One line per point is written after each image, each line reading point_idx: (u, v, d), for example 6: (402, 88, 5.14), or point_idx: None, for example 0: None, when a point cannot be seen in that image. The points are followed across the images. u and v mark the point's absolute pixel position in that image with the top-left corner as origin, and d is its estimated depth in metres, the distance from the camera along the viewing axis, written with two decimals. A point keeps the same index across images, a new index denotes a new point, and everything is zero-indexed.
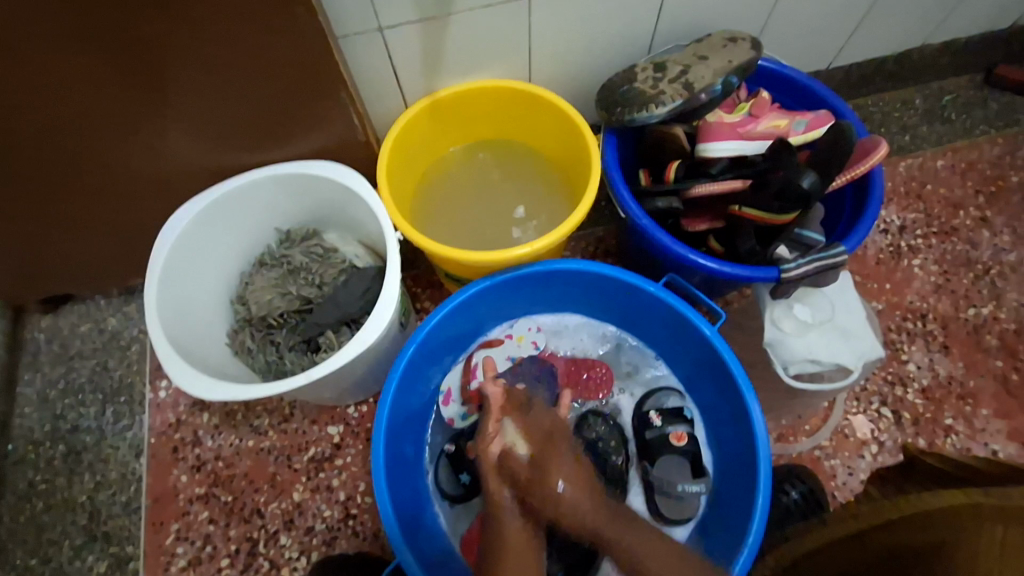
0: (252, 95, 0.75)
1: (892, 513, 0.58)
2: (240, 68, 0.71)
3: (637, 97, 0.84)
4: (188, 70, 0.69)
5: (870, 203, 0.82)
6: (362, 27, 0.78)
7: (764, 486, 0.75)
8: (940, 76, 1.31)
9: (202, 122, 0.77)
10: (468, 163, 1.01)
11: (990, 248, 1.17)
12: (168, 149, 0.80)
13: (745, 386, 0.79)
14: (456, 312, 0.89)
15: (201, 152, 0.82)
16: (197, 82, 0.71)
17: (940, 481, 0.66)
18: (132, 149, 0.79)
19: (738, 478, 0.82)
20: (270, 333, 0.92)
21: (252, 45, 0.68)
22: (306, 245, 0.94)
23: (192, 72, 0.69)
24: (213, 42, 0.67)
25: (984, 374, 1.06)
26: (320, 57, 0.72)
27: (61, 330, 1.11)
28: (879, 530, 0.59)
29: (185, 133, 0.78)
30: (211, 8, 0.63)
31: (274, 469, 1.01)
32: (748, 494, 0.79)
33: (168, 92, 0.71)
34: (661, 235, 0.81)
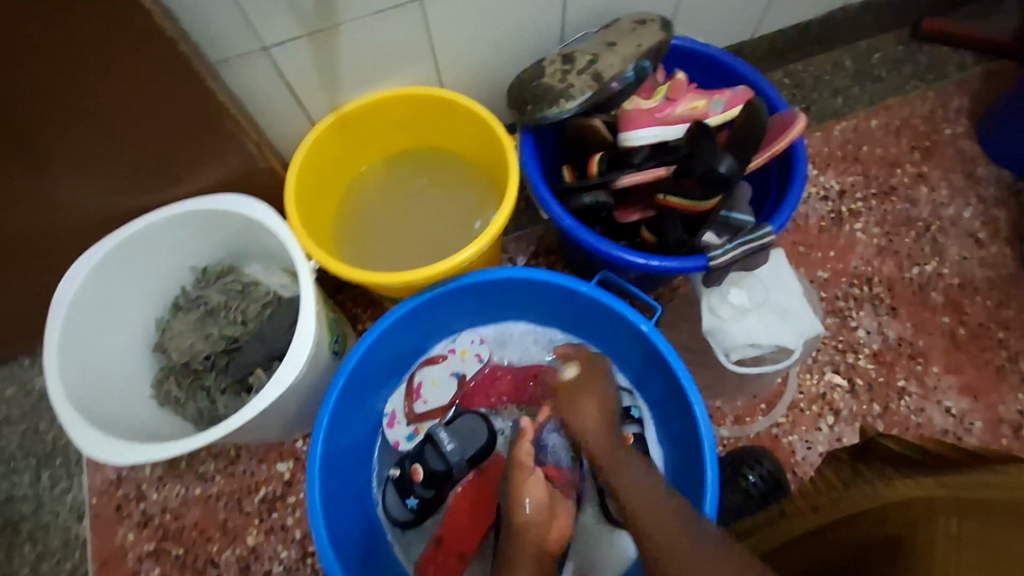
0: (134, 136, 0.70)
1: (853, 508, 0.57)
2: (114, 109, 0.66)
3: (547, 93, 0.80)
4: (55, 117, 0.64)
5: (795, 178, 0.80)
6: (241, 49, 0.73)
7: (712, 483, 0.73)
8: (867, 35, 1.30)
9: (85, 170, 0.72)
10: (390, 177, 0.96)
11: (929, 204, 1.17)
12: (56, 202, 0.74)
13: (688, 383, 0.77)
14: (387, 335, 0.85)
15: (89, 204, 0.77)
16: (70, 129, 0.66)
17: (891, 463, 0.66)
18: (12, 206, 0.73)
19: (687, 473, 0.81)
20: (197, 378, 0.88)
21: (123, 82, 0.63)
22: (224, 281, 0.89)
23: (60, 119, 0.64)
24: (76, 85, 0.61)
25: (932, 332, 1.07)
26: (195, 87, 0.67)
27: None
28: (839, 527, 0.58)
29: (67, 187, 0.73)
30: (65, 48, 0.58)
31: (224, 515, 0.97)
32: (695, 493, 0.78)
33: (39, 143, 0.66)
34: (584, 235, 0.78)
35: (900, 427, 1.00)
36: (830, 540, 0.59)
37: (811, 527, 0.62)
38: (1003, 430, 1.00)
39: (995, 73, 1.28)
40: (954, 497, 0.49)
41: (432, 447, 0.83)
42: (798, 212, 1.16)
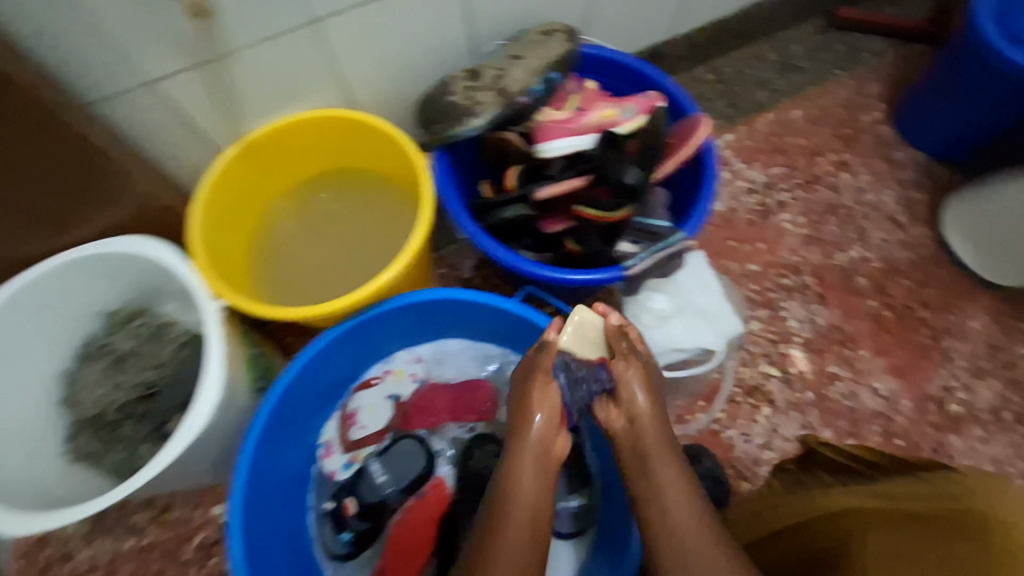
0: (11, 186, 0.66)
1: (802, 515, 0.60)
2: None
3: (452, 111, 0.79)
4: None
5: (705, 179, 0.81)
6: (120, 85, 0.69)
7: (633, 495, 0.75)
8: (785, 26, 1.32)
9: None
10: (310, 202, 0.94)
11: (851, 191, 1.20)
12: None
13: None
14: (310, 368, 0.82)
15: None
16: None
17: (835, 472, 0.67)
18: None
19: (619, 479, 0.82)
20: (113, 430, 0.84)
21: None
22: (134, 325, 0.85)
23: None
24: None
25: (860, 316, 1.10)
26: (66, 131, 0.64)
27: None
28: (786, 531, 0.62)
29: None
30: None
31: (159, 566, 0.93)
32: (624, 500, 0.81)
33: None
34: (499, 252, 0.78)
35: (835, 412, 1.03)
36: (784, 548, 0.61)
37: (766, 531, 0.65)
38: (930, 407, 1.04)
39: (909, 58, 1.32)
40: (889, 512, 0.51)
41: (364, 478, 0.83)
42: (726, 206, 1.18)
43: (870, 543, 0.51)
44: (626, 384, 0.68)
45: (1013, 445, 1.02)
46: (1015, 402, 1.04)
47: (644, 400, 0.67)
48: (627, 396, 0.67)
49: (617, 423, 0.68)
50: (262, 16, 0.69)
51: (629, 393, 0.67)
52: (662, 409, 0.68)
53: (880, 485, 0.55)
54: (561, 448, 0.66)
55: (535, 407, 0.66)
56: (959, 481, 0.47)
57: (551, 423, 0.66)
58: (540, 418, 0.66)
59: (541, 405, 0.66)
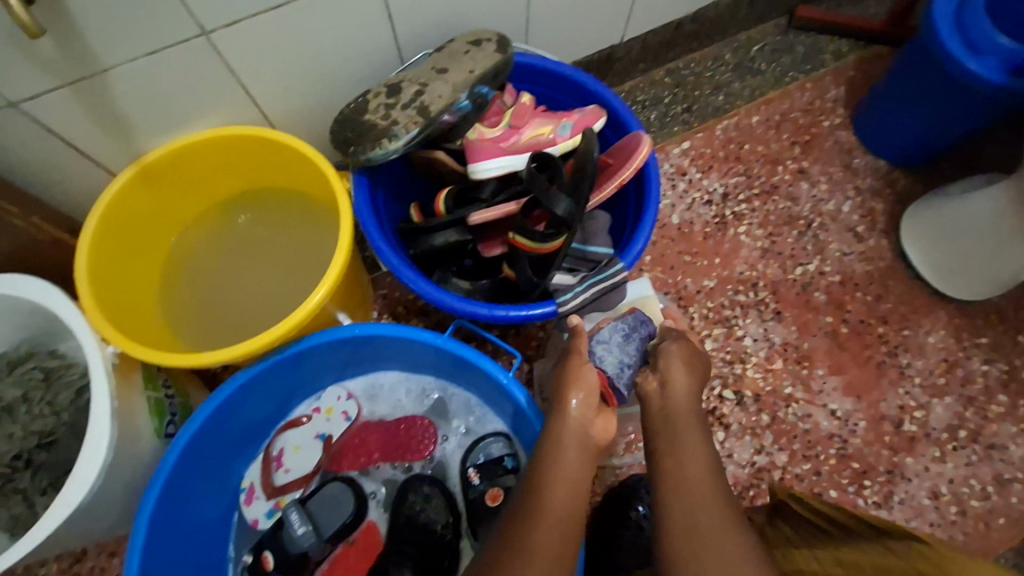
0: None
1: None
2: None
3: (369, 130, 0.71)
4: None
5: (648, 197, 0.75)
6: None
7: None
8: (745, 27, 1.27)
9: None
10: (226, 225, 0.87)
11: (810, 201, 1.16)
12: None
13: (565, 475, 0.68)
14: (222, 413, 0.75)
15: None
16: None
17: (807, 530, 0.68)
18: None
19: None
20: (8, 483, 0.76)
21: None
22: (24, 369, 0.77)
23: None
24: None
25: (816, 333, 1.06)
26: None
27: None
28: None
29: None
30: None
31: None
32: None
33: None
34: (423, 285, 0.71)
35: (789, 434, 1.00)
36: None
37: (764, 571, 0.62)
38: (886, 427, 1.01)
39: (870, 61, 1.28)
40: None
41: (283, 529, 0.77)
42: (682, 218, 1.13)
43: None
44: (668, 354, 0.66)
45: (967, 464, 1.00)
46: (971, 420, 1.02)
47: (682, 374, 0.64)
48: (665, 364, 0.65)
49: (651, 388, 0.64)
50: (136, 27, 0.62)
51: (668, 361, 0.65)
52: (699, 393, 0.64)
53: (844, 553, 0.56)
54: (602, 430, 0.62)
55: (571, 389, 0.63)
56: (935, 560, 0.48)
57: (590, 405, 0.62)
58: (577, 399, 0.62)
59: (578, 387, 0.63)
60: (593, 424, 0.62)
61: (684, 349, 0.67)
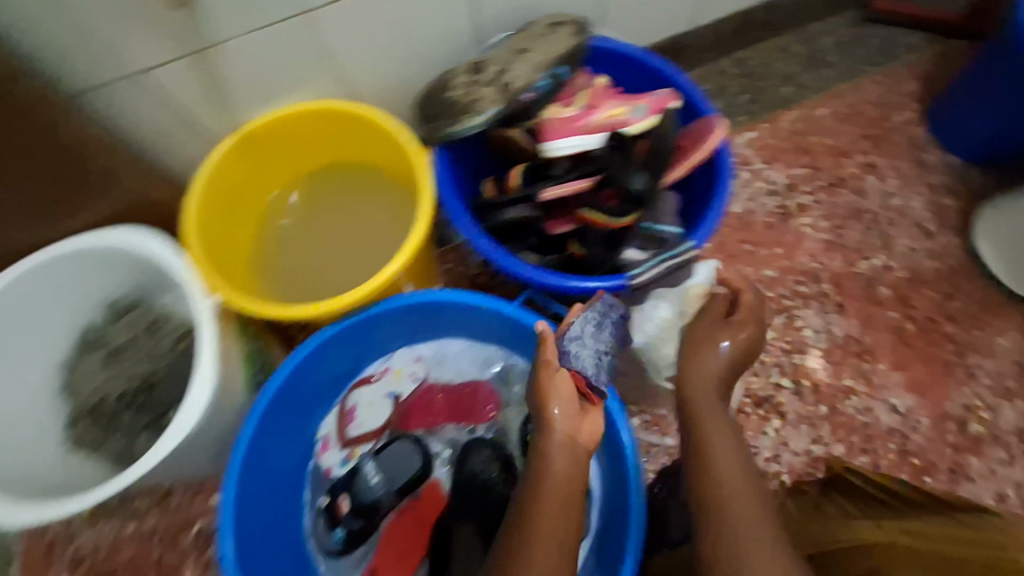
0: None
1: (832, 543, 0.60)
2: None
3: (453, 106, 0.75)
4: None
5: (716, 195, 0.76)
6: (96, 79, 0.67)
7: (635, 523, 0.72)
8: (815, 19, 1.26)
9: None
10: (308, 194, 0.92)
11: (878, 195, 1.14)
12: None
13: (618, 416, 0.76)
14: (304, 366, 0.81)
15: None
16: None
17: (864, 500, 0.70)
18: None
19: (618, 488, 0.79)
20: (112, 419, 0.84)
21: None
22: (131, 317, 0.84)
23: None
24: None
25: (880, 328, 1.05)
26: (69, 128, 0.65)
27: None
28: (825, 550, 0.61)
29: None
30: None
31: (158, 552, 0.94)
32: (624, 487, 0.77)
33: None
34: (498, 256, 0.76)
35: (847, 427, 0.99)
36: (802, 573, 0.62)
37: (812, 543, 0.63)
38: (950, 426, 0.99)
39: (949, 55, 1.24)
40: (928, 551, 0.52)
41: (356, 480, 0.83)
42: (745, 208, 1.13)
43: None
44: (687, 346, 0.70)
45: None
46: None
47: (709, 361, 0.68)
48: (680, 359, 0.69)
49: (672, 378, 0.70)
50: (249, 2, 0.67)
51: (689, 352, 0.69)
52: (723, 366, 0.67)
53: (906, 523, 0.57)
54: (590, 433, 0.63)
55: (550, 400, 0.64)
56: (1003, 530, 0.49)
57: (570, 412, 0.63)
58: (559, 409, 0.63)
59: (555, 397, 0.64)
60: (579, 428, 0.63)
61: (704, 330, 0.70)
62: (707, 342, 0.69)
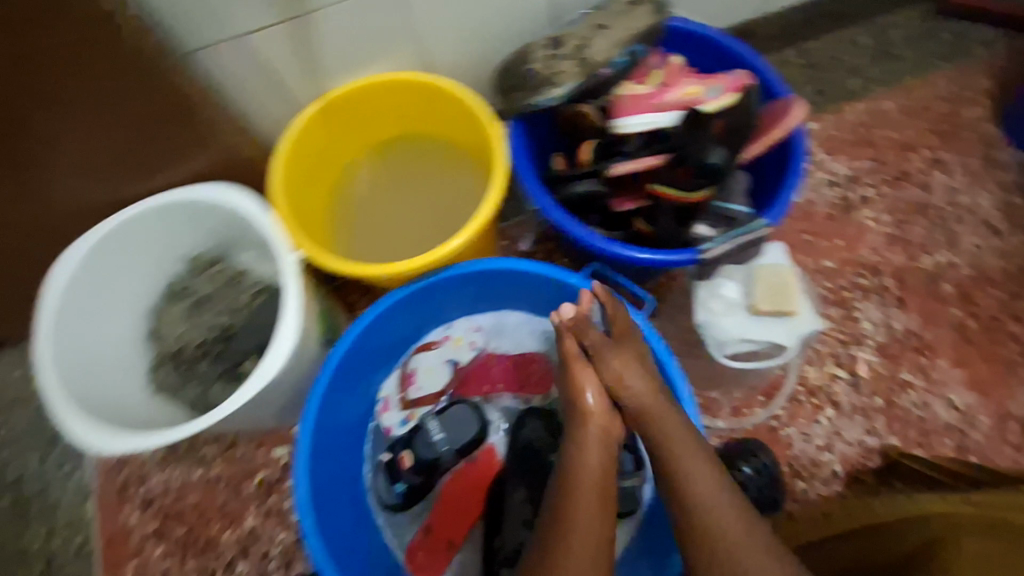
0: (102, 130, 0.68)
1: (887, 517, 0.67)
2: (77, 104, 0.64)
3: (533, 79, 0.77)
4: (26, 121, 0.62)
5: (791, 171, 0.77)
6: (204, 40, 0.71)
7: None
8: (884, 11, 1.24)
9: (63, 172, 0.71)
10: (380, 164, 0.96)
11: (944, 191, 1.12)
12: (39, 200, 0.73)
13: (682, 392, 0.77)
14: (376, 325, 0.84)
15: (92, 192, 0.76)
16: (34, 132, 0.64)
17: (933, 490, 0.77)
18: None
19: None
20: (191, 366, 0.88)
21: (84, 81, 0.62)
22: (214, 270, 0.89)
23: (30, 121, 0.62)
24: (24, 86, 0.59)
25: (941, 325, 1.03)
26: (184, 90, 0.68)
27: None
28: (880, 525, 0.67)
29: (74, 184, 0.73)
30: (9, 47, 0.55)
31: (222, 498, 0.98)
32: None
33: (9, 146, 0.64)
34: (571, 227, 0.78)
35: (904, 421, 0.98)
36: (832, 555, 0.70)
37: (867, 521, 0.69)
38: (1011, 427, 0.97)
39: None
40: (977, 518, 0.59)
41: (419, 436, 0.85)
42: (805, 198, 1.12)
43: (962, 552, 0.57)
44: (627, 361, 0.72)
45: None
46: None
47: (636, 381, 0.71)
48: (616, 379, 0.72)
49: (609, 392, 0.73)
50: None
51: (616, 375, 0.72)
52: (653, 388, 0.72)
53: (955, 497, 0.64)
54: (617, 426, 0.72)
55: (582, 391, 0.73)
56: None
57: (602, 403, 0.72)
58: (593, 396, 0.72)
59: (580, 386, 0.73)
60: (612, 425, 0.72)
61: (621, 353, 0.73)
62: (630, 356, 0.73)
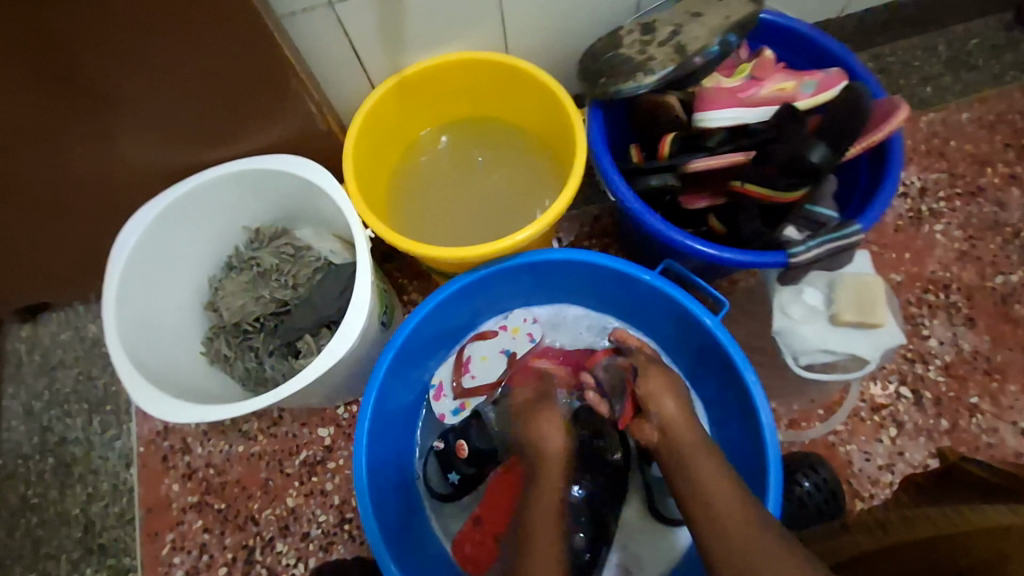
0: (184, 87, 0.66)
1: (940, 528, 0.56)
2: (167, 57, 0.62)
3: (623, 65, 0.75)
4: (108, 63, 0.60)
5: (885, 181, 0.74)
6: (303, 4, 0.69)
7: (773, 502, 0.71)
8: (966, 18, 1.18)
9: (135, 122, 0.69)
10: (447, 146, 0.93)
11: (1021, 209, 1.07)
12: (107, 146, 0.71)
13: (759, 398, 0.75)
14: (439, 309, 0.82)
15: (161, 153, 0.75)
16: (115, 74, 0.62)
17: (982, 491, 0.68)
18: (43, 152, 0.69)
19: (747, 467, 0.79)
20: (247, 338, 0.87)
21: (178, 32, 0.60)
22: (277, 244, 0.88)
23: (113, 63, 0.60)
24: (115, 25, 0.57)
25: (1012, 348, 0.99)
26: (267, 58, 0.66)
27: (23, 345, 1.05)
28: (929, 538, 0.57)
29: (143, 140, 0.72)
30: None
31: (265, 475, 0.97)
32: (760, 469, 0.76)
33: (86, 84, 0.62)
34: (652, 219, 0.75)
35: (969, 445, 0.95)
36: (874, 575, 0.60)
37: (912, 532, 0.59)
38: None
39: None
40: None
41: (478, 426, 0.84)
42: None
43: None
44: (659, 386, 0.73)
45: None
46: None
47: (670, 402, 0.72)
48: (656, 408, 0.72)
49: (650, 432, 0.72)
50: None
51: (657, 403, 0.72)
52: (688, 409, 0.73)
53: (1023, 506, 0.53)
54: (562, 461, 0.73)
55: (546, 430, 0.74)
56: None
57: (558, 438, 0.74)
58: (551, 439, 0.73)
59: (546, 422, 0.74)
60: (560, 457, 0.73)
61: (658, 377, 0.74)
62: (664, 380, 0.74)
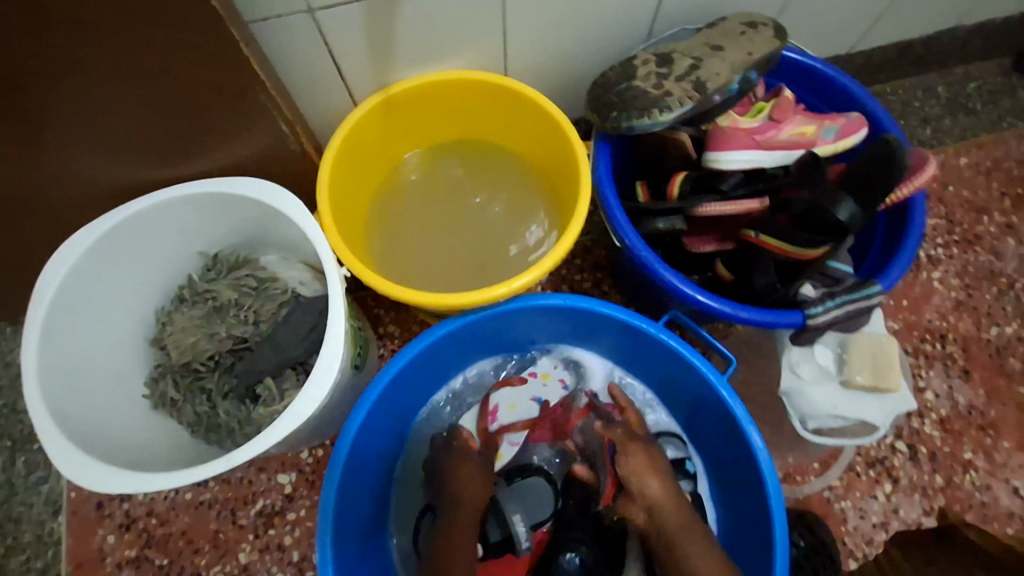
0: (130, 99, 0.56)
1: None
2: (111, 64, 0.52)
3: (636, 99, 0.68)
4: (32, 68, 0.50)
5: (904, 247, 0.70)
6: (278, 9, 0.60)
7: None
8: (967, 60, 1.16)
9: (70, 135, 0.58)
10: (436, 171, 0.85)
11: (1015, 259, 1.05)
12: (33, 162, 0.60)
13: (768, 468, 0.69)
14: (422, 355, 0.74)
15: (102, 171, 0.64)
16: (44, 81, 0.51)
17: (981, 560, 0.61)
18: None
19: (751, 534, 0.74)
20: (198, 379, 0.77)
21: (120, 37, 0.50)
22: (238, 274, 0.78)
23: (42, 68, 0.50)
24: (45, 23, 0.47)
25: (1006, 402, 0.97)
26: (232, 71, 0.57)
27: None
28: None
29: (79, 156, 0.61)
30: None
31: (215, 527, 0.87)
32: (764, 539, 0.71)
33: (8, 90, 0.51)
34: (662, 271, 0.68)
35: (963, 504, 0.92)
36: None
37: None
38: None
39: None
40: None
41: (493, 512, 0.76)
42: None
43: None
44: (642, 466, 0.72)
45: None
46: None
47: (653, 482, 0.71)
48: (639, 488, 0.71)
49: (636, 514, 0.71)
50: None
51: (642, 484, 0.71)
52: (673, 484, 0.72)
53: None
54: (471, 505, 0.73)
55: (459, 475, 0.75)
56: None
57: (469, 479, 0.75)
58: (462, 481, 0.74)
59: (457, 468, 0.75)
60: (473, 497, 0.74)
61: (639, 456, 0.73)
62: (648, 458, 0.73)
